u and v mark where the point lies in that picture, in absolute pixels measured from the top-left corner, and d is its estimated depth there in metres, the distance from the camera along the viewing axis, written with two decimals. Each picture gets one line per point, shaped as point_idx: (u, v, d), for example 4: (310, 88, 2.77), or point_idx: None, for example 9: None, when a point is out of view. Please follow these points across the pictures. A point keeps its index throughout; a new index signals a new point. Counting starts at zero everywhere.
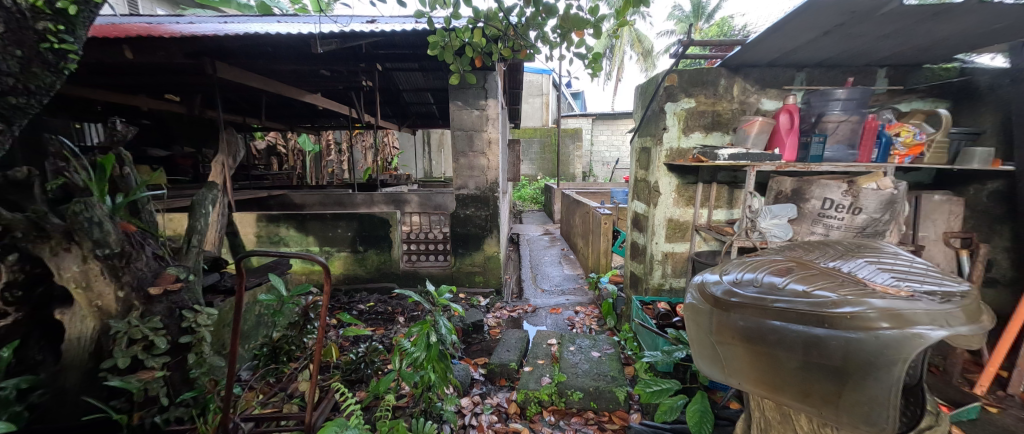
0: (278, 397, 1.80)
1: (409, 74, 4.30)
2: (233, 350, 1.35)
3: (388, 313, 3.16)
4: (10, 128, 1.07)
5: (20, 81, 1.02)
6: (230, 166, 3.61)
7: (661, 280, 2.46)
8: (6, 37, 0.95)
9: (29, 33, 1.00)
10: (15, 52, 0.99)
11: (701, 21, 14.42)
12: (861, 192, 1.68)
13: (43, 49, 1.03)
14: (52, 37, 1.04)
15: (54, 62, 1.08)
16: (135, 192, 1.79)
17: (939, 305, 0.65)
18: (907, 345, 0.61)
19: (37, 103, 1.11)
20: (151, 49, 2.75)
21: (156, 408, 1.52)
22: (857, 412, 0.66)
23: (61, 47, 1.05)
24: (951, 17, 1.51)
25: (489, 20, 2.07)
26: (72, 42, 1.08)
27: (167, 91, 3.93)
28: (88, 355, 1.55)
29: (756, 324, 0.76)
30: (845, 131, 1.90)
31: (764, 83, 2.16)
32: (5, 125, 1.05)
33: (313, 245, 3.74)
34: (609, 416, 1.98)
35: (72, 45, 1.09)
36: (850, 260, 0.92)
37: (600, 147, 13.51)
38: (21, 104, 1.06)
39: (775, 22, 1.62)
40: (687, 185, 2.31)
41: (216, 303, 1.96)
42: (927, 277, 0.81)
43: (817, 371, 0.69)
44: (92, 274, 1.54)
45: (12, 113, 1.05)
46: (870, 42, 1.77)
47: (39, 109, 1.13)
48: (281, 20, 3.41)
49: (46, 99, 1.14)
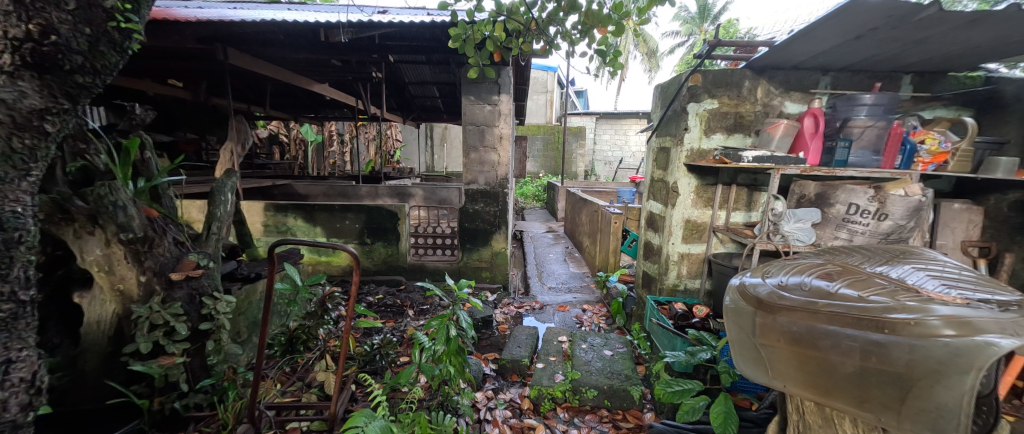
0: (296, 386, 1.79)
1: (418, 66, 4.26)
2: (261, 336, 1.36)
3: (397, 306, 3.14)
4: (74, 109, 0.96)
5: (88, 60, 0.92)
6: (240, 153, 3.58)
7: (676, 281, 2.45)
8: (77, 14, 0.87)
9: (97, 10, 0.91)
10: (84, 29, 0.89)
11: (707, 23, 14.33)
12: (888, 198, 1.67)
13: (111, 28, 0.94)
14: (120, 16, 0.95)
15: (120, 42, 0.98)
16: (156, 177, 1.78)
17: (1002, 313, 0.65)
18: (979, 353, 0.60)
19: (101, 83, 1.00)
20: (164, 33, 2.74)
21: (176, 393, 1.52)
22: (922, 419, 0.65)
23: (129, 26, 0.96)
24: (987, 26, 1.49)
25: (511, 14, 2.05)
26: (137, 21, 1.00)
27: (175, 76, 3.88)
28: (108, 340, 1.55)
29: (808, 329, 0.76)
30: (871, 136, 1.87)
31: (789, 86, 2.15)
32: (69, 103, 0.93)
33: (321, 236, 3.73)
34: (623, 415, 1.99)
35: (138, 25, 1.00)
36: (896, 265, 0.92)
37: (602, 146, 13.46)
38: (88, 83, 0.95)
39: (809, 24, 1.59)
40: (707, 186, 2.31)
41: (234, 290, 1.95)
42: (978, 285, 0.81)
43: (878, 377, 0.69)
44: (115, 258, 1.54)
45: (78, 92, 0.94)
46: (901, 47, 1.76)
47: (102, 90, 1.03)
48: (293, 7, 3.36)
49: (109, 79, 1.04)
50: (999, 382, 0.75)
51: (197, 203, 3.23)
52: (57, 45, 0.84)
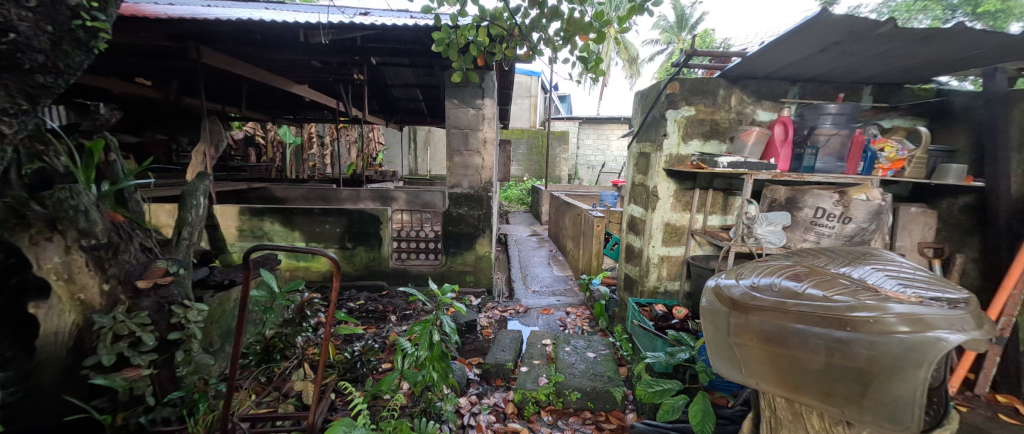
0: (272, 397, 1.71)
1: (401, 69, 4.22)
2: (236, 345, 1.31)
3: (379, 311, 3.08)
4: (33, 107, 1.04)
5: (50, 58, 0.97)
6: (213, 156, 3.46)
7: (656, 283, 2.51)
8: (39, 12, 0.90)
9: (61, 8, 0.93)
10: (47, 27, 0.93)
11: (685, 32, 14.80)
12: (852, 202, 1.75)
13: (75, 26, 0.97)
14: (85, 13, 0.98)
15: (85, 40, 1.02)
16: (122, 181, 1.70)
17: (951, 310, 0.69)
18: (932, 348, 0.64)
19: (63, 83, 1.06)
20: (132, 30, 2.62)
21: (141, 408, 1.44)
22: (881, 412, 0.70)
23: (93, 25, 0.99)
24: (939, 42, 1.60)
25: (495, 19, 2.09)
26: (104, 20, 1.03)
27: (144, 74, 3.71)
28: (67, 351, 1.45)
29: (778, 327, 0.80)
30: (836, 144, 1.99)
31: (760, 95, 2.25)
32: (27, 101, 1.00)
33: (299, 241, 3.63)
34: (606, 416, 2.01)
35: (104, 23, 1.03)
36: (858, 266, 0.98)
37: (586, 150, 13.65)
38: (50, 82, 1.01)
39: (778, 37, 1.67)
40: (685, 191, 2.38)
41: (206, 298, 1.87)
42: (931, 284, 0.86)
43: (842, 372, 0.73)
44: (76, 266, 1.46)
45: (39, 91, 1.01)
46: (862, 60, 1.86)
47: (64, 89, 1.08)
48: (270, 6, 3.28)
49: (72, 79, 1.09)
50: (946, 376, 0.80)
51: (166, 207, 3.09)
52: (16, 43, 0.88)
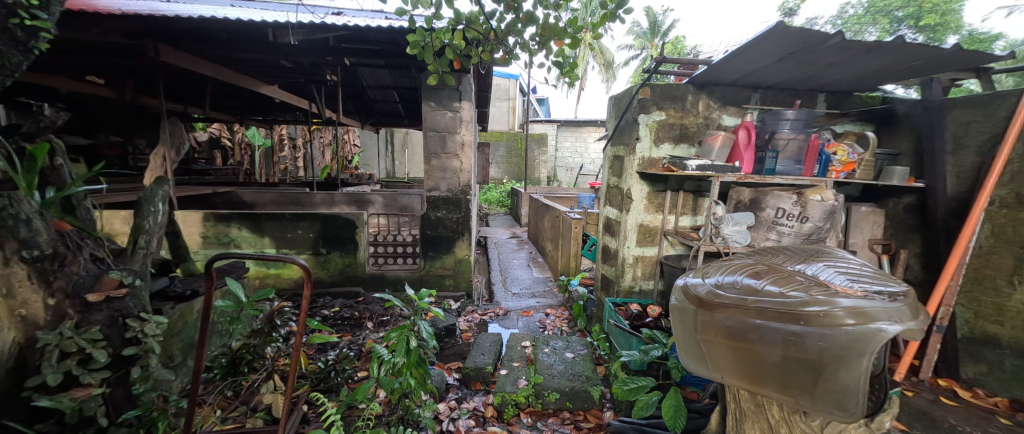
0: (239, 411, 1.63)
1: (376, 71, 4.14)
2: (198, 358, 1.25)
3: (355, 318, 3.00)
4: None
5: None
6: (174, 159, 3.28)
7: (632, 283, 2.57)
8: None
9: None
10: None
11: (657, 38, 15.26)
12: (808, 202, 1.87)
13: (13, 24, 0.95)
14: (24, 12, 0.96)
15: (24, 39, 1.00)
16: (70, 187, 1.59)
17: (891, 303, 0.75)
18: (873, 339, 0.70)
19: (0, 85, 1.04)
20: (82, 26, 2.45)
21: (93, 429, 1.35)
22: (832, 400, 0.75)
23: (32, 24, 0.97)
24: (882, 53, 1.73)
25: (470, 23, 2.09)
26: (45, 18, 1.01)
27: (95, 72, 3.48)
28: (6, 373, 1.28)
29: (740, 323, 0.83)
30: (794, 148, 2.08)
31: (725, 101, 2.36)
32: None
33: (269, 247, 3.49)
34: (584, 415, 2.04)
35: (45, 22, 1.01)
36: (812, 263, 1.04)
37: (564, 153, 13.83)
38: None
39: (740, 46, 1.75)
40: (657, 192, 2.46)
41: (165, 310, 1.76)
42: (876, 279, 0.93)
43: (797, 364, 0.78)
44: (16, 279, 1.32)
45: None
46: (816, 69, 1.99)
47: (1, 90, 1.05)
48: (236, 3, 3.15)
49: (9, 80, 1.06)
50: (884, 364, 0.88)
51: (121, 214, 2.90)
52: None
